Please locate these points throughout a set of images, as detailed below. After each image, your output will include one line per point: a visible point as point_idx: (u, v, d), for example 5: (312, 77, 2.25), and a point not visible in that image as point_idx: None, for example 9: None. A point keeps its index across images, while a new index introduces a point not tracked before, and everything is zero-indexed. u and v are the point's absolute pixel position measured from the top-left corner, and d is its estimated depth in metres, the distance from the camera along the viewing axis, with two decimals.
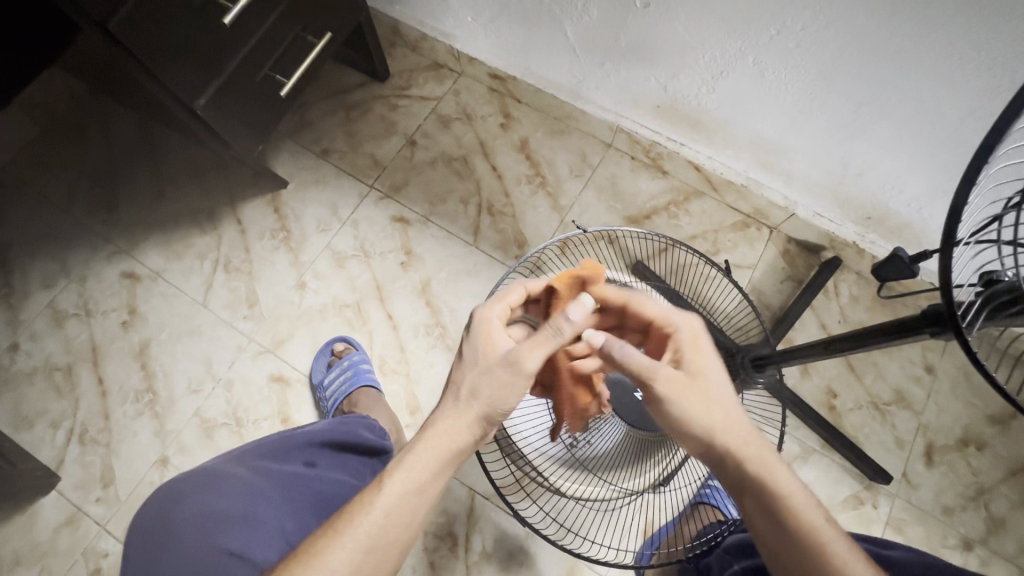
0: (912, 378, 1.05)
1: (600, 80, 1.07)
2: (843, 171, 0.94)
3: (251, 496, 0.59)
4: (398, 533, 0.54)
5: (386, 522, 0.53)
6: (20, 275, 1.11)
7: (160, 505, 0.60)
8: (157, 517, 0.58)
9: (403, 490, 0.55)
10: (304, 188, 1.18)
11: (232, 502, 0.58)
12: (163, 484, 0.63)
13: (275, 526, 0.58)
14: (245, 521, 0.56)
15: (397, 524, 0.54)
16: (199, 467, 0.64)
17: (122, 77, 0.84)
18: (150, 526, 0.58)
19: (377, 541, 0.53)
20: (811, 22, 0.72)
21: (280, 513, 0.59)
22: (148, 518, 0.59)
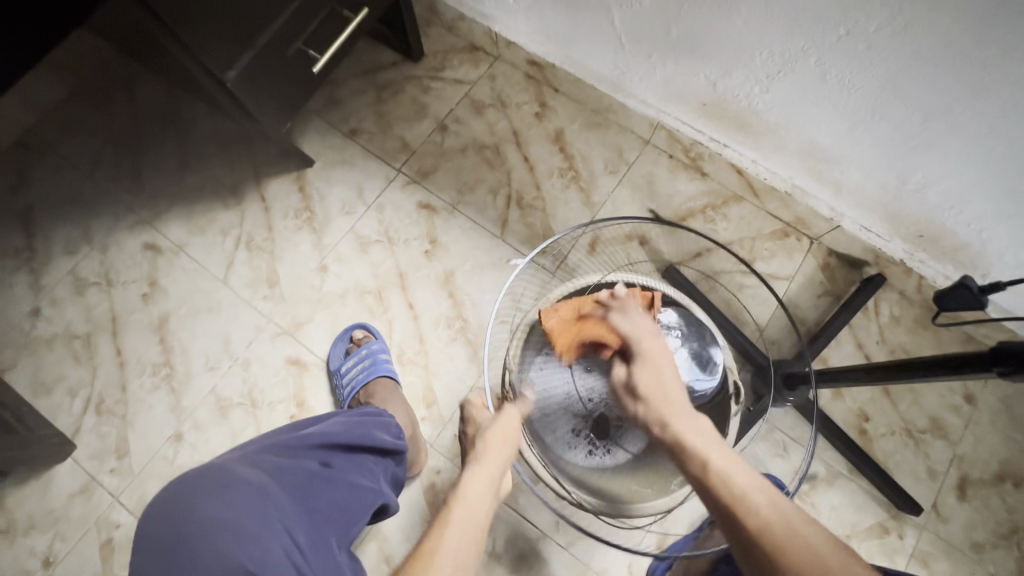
0: (950, 406, 1.00)
1: (645, 73, 1.01)
2: (899, 186, 0.89)
3: (268, 505, 0.53)
4: (478, 544, 0.59)
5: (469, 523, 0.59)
6: (43, 239, 1.10)
7: (159, 512, 0.52)
8: (158, 526, 0.50)
9: (475, 502, 0.63)
10: (330, 168, 1.15)
11: (248, 510, 0.51)
12: (157, 495, 0.54)
13: (290, 538, 0.53)
14: (262, 532, 0.50)
15: (475, 531, 0.59)
16: (197, 471, 0.57)
17: (151, 43, 0.81)
18: (149, 539, 0.50)
19: (464, 546, 0.57)
20: (887, 24, 0.66)
21: (294, 524, 0.55)
22: (148, 527, 0.51)
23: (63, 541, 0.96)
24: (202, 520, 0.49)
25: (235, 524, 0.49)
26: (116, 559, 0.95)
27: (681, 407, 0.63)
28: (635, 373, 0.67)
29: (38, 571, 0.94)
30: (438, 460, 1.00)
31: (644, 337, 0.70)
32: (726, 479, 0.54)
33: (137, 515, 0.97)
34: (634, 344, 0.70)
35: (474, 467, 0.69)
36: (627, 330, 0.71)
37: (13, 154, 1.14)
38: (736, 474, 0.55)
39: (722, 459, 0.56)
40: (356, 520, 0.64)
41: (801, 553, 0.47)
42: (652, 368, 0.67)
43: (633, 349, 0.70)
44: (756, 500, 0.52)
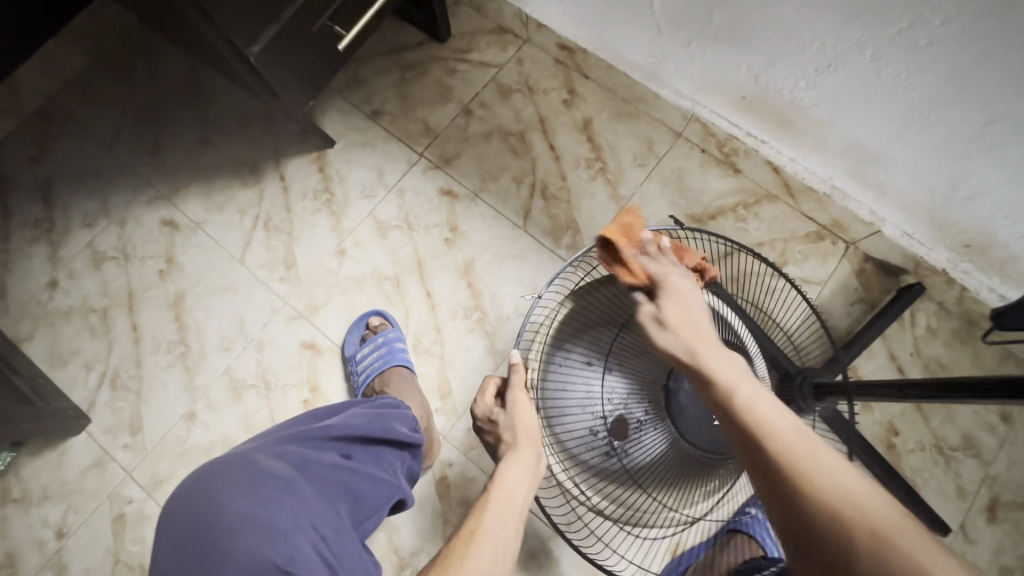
0: (985, 425, 0.96)
1: (682, 62, 0.97)
2: (949, 193, 0.84)
3: (294, 500, 0.52)
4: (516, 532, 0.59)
5: (509, 512, 0.60)
6: (63, 211, 1.10)
7: (187, 505, 0.51)
8: (189, 521, 0.50)
9: (513, 491, 0.64)
10: (351, 149, 1.12)
11: (275, 507, 0.51)
12: (178, 488, 0.54)
13: (317, 533, 0.52)
14: (289, 528, 0.50)
15: (515, 520, 0.60)
16: (216, 465, 0.56)
17: (174, 15, 0.79)
18: (178, 535, 0.49)
19: (506, 532, 0.58)
20: (955, 19, 0.61)
21: (321, 518, 0.53)
22: (178, 521, 0.50)
23: (76, 513, 0.96)
24: (231, 517, 0.49)
25: (264, 522, 0.49)
26: (126, 533, 0.95)
27: (705, 345, 0.59)
28: (660, 307, 0.64)
29: (51, 542, 0.95)
30: (451, 452, 0.99)
31: (669, 279, 0.67)
32: (751, 407, 0.49)
33: (149, 492, 0.97)
34: (662, 281, 0.67)
35: (508, 460, 0.69)
36: (655, 271, 0.68)
37: (34, 124, 1.13)
38: (762, 404, 0.49)
39: (751, 391, 0.51)
40: (373, 511, 0.62)
41: (815, 483, 0.41)
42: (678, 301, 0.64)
43: (658, 285, 0.67)
44: (783, 428, 0.46)
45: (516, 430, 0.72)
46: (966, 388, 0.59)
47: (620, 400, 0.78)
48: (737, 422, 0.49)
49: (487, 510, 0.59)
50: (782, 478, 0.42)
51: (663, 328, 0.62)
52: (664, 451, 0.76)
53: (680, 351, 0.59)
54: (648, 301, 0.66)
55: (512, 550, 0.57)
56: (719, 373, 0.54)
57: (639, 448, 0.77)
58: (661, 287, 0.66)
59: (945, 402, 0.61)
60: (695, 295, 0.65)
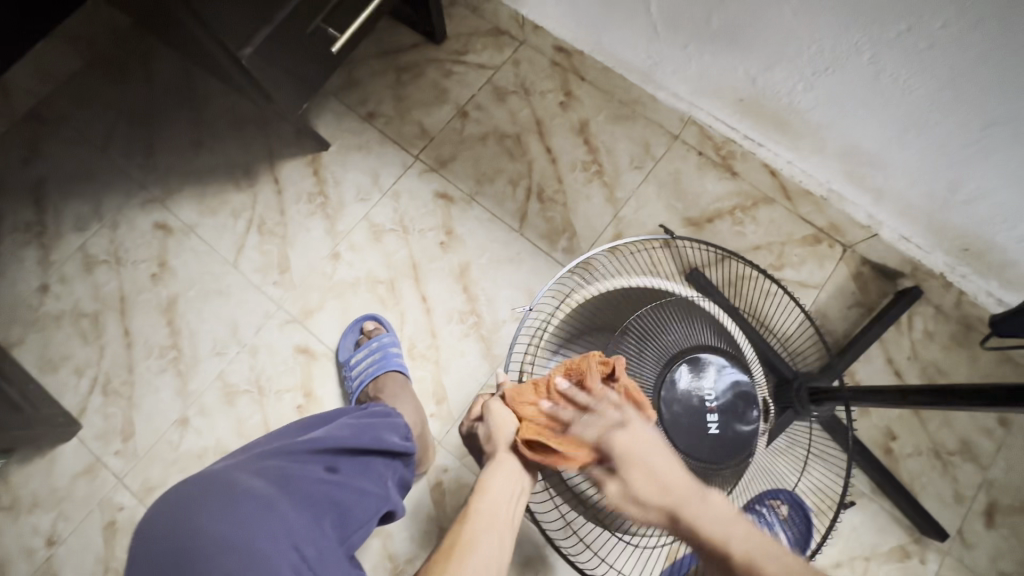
0: (983, 429, 0.96)
1: (679, 64, 0.96)
2: (947, 197, 0.83)
3: (275, 519, 0.52)
4: (503, 541, 0.58)
5: (492, 525, 0.58)
6: (53, 214, 1.08)
7: (166, 523, 0.50)
8: (165, 542, 0.49)
9: (496, 501, 0.61)
10: (346, 152, 1.11)
11: (255, 528, 0.50)
12: (155, 504, 0.54)
13: (298, 554, 0.51)
14: (268, 549, 0.49)
15: (502, 535, 0.59)
16: (196, 482, 0.55)
17: (166, 16, 0.78)
18: (154, 558, 0.48)
19: (489, 544, 0.57)
20: (956, 21, 0.60)
21: (302, 537, 0.53)
22: (153, 543, 0.49)
23: (67, 521, 0.95)
24: (208, 541, 0.48)
25: (243, 544, 0.48)
26: (118, 541, 0.94)
27: (686, 494, 0.50)
28: (626, 475, 0.55)
29: (40, 550, 0.94)
30: (446, 458, 0.98)
31: (612, 431, 0.60)
32: (752, 560, 0.42)
33: (141, 499, 0.96)
34: (606, 442, 0.59)
35: (490, 467, 0.66)
36: (595, 434, 0.61)
37: (25, 126, 1.11)
38: (763, 560, 0.42)
39: (748, 534, 0.44)
40: (359, 525, 0.62)
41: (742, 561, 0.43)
42: (637, 463, 0.55)
43: (608, 456, 0.58)
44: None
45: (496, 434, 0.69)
46: (963, 395, 0.58)
47: None
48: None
49: (470, 522, 0.58)
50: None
51: (637, 501, 0.53)
52: None
53: (658, 518, 0.50)
54: (610, 477, 0.57)
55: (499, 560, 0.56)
56: (703, 519, 0.47)
57: None
58: (612, 456, 0.58)
59: (945, 408, 0.60)
60: (643, 435, 0.58)
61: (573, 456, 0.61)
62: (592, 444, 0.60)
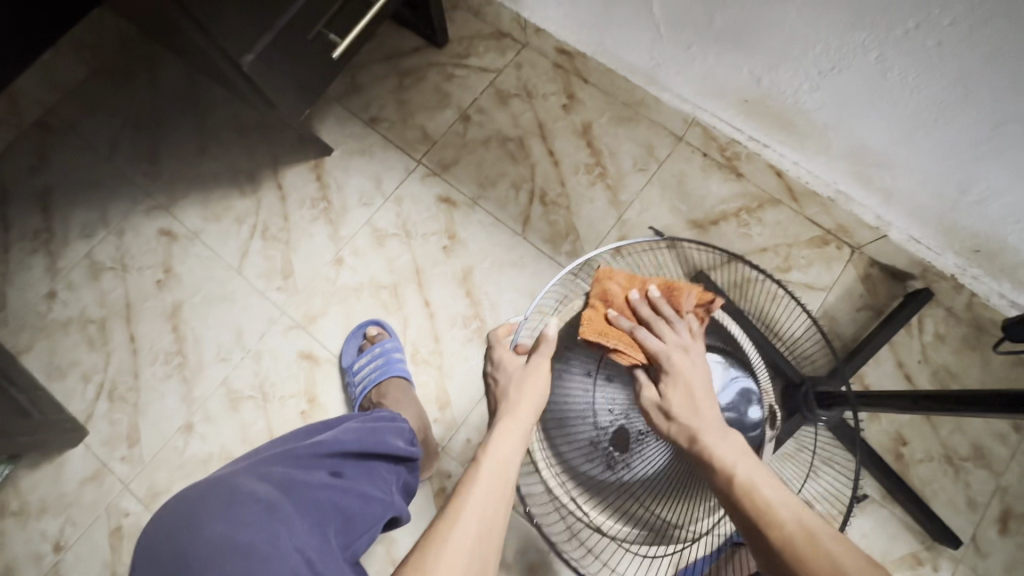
0: (996, 434, 0.94)
1: (682, 65, 0.95)
2: (957, 197, 0.82)
3: (278, 523, 0.52)
4: (505, 510, 0.57)
5: (496, 491, 0.57)
6: (61, 222, 1.09)
7: (169, 528, 0.50)
8: (166, 545, 0.49)
9: (505, 465, 0.61)
10: (349, 157, 1.11)
11: (256, 532, 0.50)
12: (160, 510, 0.54)
13: (301, 557, 0.51)
14: (270, 553, 0.49)
15: (501, 499, 0.58)
16: (201, 487, 0.55)
17: (170, 25, 0.78)
18: (156, 559, 0.49)
19: (492, 511, 0.56)
20: (964, 19, 0.59)
21: (306, 541, 0.53)
22: (155, 545, 0.50)
23: (74, 526, 0.96)
24: (210, 543, 0.48)
25: (244, 548, 0.48)
26: (124, 546, 0.95)
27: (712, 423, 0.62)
28: (665, 395, 0.66)
29: (48, 556, 0.95)
30: (450, 464, 0.97)
31: (669, 350, 0.68)
32: (751, 490, 0.54)
33: (147, 505, 0.96)
34: (660, 359, 0.68)
35: (505, 426, 0.66)
36: (656, 345, 0.69)
37: (33, 134, 1.12)
38: (761, 483, 0.55)
39: (750, 472, 0.56)
40: (365, 530, 0.62)
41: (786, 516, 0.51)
42: (681, 386, 0.66)
43: (661, 366, 0.68)
44: (783, 514, 0.52)
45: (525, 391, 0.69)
46: (977, 399, 0.56)
47: (621, 412, 0.77)
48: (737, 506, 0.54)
49: (474, 487, 0.57)
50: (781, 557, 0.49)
51: (670, 419, 0.64)
52: (666, 461, 0.76)
53: (682, 439, 0.63)
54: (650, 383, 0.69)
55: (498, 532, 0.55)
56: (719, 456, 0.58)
57: (642, 459, 0.77)
58: (662, 369, 0.68)
59: (957, 415, 0.59)
60: (695, 367, 0.67)
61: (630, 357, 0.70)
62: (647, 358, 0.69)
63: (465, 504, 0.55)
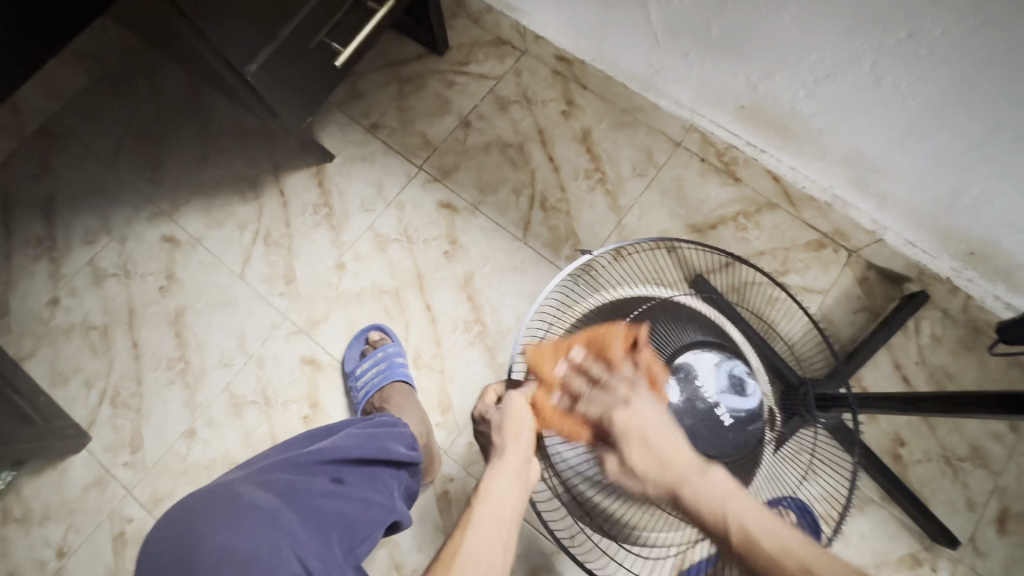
0: (993, 434, 0.95)
1: (680, 72, 0.97)
2: (951, 202, 0.83)
3: (278, 531, 0.52)
4: (503, 547, 0.59)
5: (491, 532, 0.58)
6: (64, 229, 1.10)
7: (171, 536, 0.51)
8: (168, 554, 0.50)
9: (500, 503, 0.61)
10: (350, 163, 1.12)
11: (259, 540, 0.50)
12: (162, 518, 0.54)
13: (302, 564, 0.52)
14: (269, 562, 0.49)
15: (501, 540, 0.59)
16: (203, 495, 0.56)
17: (173, 35, 0.79)
18: (161, 567, 0.49)
19: (487, 556, 0.57)
20: (955, 28, 0.61)
21: (306, 548, 0.53)
22: (159, 553, 0.50)
23: (77, 532, 0.96)
24: (212, 551, 0.49)
25: (246, 556, 0.49)
26: (127, 552, 0.95)
27: (687, 469, 0.57)
28: (623, 453, 0.61)
29: (51, 562, 0.95)
30: (452, 467, 0.98)
31: (614, 408, 0.64)
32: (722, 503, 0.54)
33: (150, 510, 0.97)
34: (606, 419, 0.65)
35: (496, 465, 0.65)
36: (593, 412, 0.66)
37: (36, 142, 1.13)
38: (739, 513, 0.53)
39: (732, 498, 0.54)
40: (365, 536, 0.62)
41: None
42: (640, 442, 0.60)
43: (607, 429, 0.64)
44: (763, 536, 0.51)
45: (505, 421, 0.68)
46: (976, 400, 0.57)
47: None
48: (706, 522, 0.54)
49: (469, 529, 0.58)
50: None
51: (636, 476, 0.60)
52: None
53: (660, 494, 0.58)
54: (610, 452, 0.63)
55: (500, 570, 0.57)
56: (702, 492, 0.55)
57: None
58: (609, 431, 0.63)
59: (953, 416, 0.60)
60: (645, 410, 0.63)
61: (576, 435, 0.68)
62: (595, 420, 0.66)
63: (461, 541, 0.57)
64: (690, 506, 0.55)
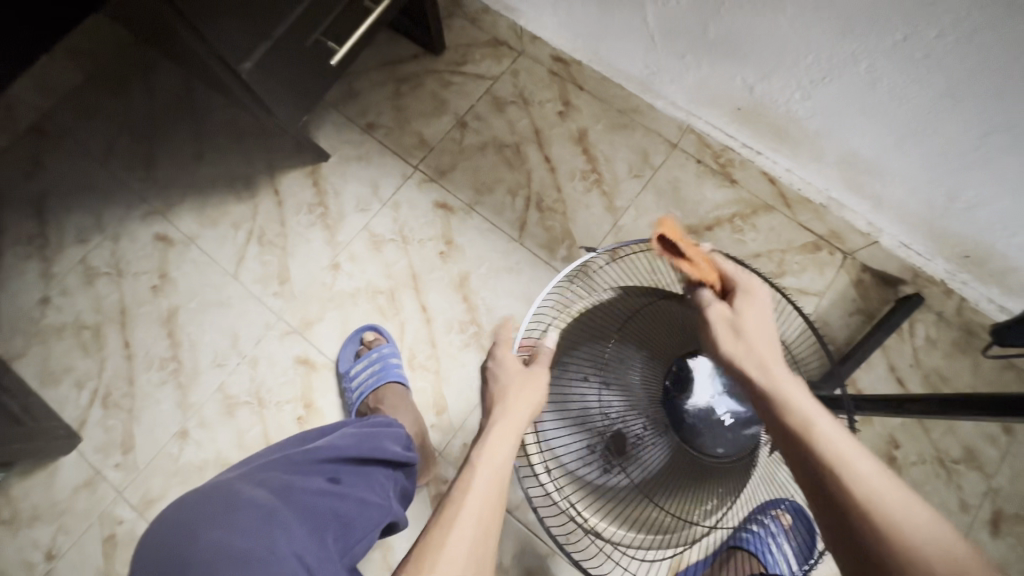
0: (986, 437, 0.95)
1: (676, 73, 0.97)
2: (946, 204, 0.84)
3: (277, 529, 0.52)
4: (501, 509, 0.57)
5: (489, 494, 0.56)
6: (55, 227, 1.09)
7: (167, 537, 0.50)
8: (164, 552, 0.49)
9: (499, 464, 0.60)
10: (346, 163, 1.12)
11: (256, 537, 0.50)
12: (157, 519, 0.54)
13: (300, 563, 0.51)
14: (268, 560, 0.49)
15: (499, 502, 0.57)
16: (199, 494, 0.55)
17: (167, 32, 0.79)
18: (156, 565, 0.49)
19: (487, 515, 0.55)
20: (951, 31, 0.61)
21: (305, 547, 0.53)
22: (155, 551, 0.50)
23: (67, 534, 0.95)
24: (209, 550, 0.48)
25: (243, 553, 0.48)
26: (118, 553, 0.94)
27: (775, 360, 0.57)
28: (738, 311, 0.62)
29: (41, 564, 0.94)
30: (447, 468, 0.97)
31: (755, 285, 0.64)
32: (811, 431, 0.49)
33: (141, 512, 0.96)
34: (741, 284, 0.64)
35: (498, 424, 0.64)
36: (725, 270, 0.66)
37: (28, 139, 1.12)
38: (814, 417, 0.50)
39: (825, 423, 0.49)
40: (362, 536, 0.62)
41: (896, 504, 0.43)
42: (758, 311, 0.62)
43: (736, 289, 0.64)
44: (861, 467, 0.45)
45: (508, 384, 0.69)
46: (968, 402, 0.57)
47: (617, 415, 0.76)
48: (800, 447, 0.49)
49: (470, 491, 0.56)
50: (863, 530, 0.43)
51: (739, 336, 0.60)
52: (665, 462, 0.72)
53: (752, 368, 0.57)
54: (720, 302, 0.63)
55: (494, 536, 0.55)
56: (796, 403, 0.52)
57: (640, 464, 0.74)
58: (733, 296, 0.64)
59: (946, 417, 0.60)
60: (767, 311, 0.62)
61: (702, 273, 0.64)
62: (727, 277, 0.65)
63: (459, 507, 0.54)
64: (786, 428, 0.50)
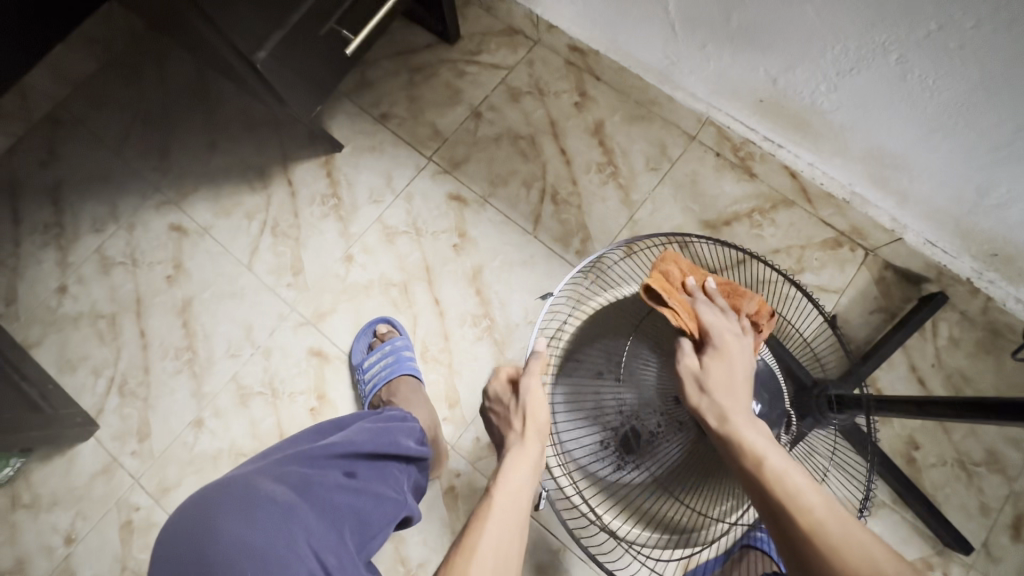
0: (1009, 439, 0.93)
1: (696, 64, 0.94)
2: (976, 201, 0.81)
3: (293, 527, 0.52)
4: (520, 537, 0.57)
5: (511, 524, 0.56)
6: (72, 216, 1.09)
7: (188, 530, 0.51)
8: (184, 548, 0.50)
9: (517, 493, 0.60)
10: (359, 154, 1.11)
11: (274, 536, 0.50)
12: (176, 511, 0.54)
13: (318, 561, 0.51)
14: (286, 557, 0.49)
15: (518, 529, 0.57)
16: (217, 487, 0.55)
17: (180, 19, 0.78)
18: (177, 558, 0.49)
19: (508, 542, 0.55)
20: (989, 21, 0.58)
21: (322, 544, 0.53)
22: (175, 545, 0.50)
23: (84, 520, 0.96)
24: (227, 547, 0.48)
25: (261, 551, 0.49)
26: (134, 540, 0.95)
27: (737, 410, 0.59)
28: (709, 366, 0.63)
29: (59, 548, 0.95)
30: (459, 463, 0.97)
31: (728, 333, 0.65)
32: (782, 479, 0.51)
33: (157, 499, 0.97)
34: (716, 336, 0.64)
35: (512, 457, 0.64)
36: (708, 320, 0.66)
37: (44, 128, 1.12)
38: (795, 478, 0.51)
39: (782, 462, 0.53)
40: (377, 533, 0.62)
41: (832, 530, 0.46)
42: (725, 362, 0.63)
43: (710, 340, 0.64)
44: (809, 498, 0.49)
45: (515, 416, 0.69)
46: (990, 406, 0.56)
47: (633, 413, 0.75)
48: (769, 504, 0.50)
49: (487, 522, 0.55)
50: (812, 553, 0.46)
51: (704, 393, 0.61)
52: (679, 455, 0.73)
53: (710, 419, 0.60)
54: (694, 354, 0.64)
55: (516, 558, 0.55)
56: (750, 444, 0.55)
57: (654, 460, 0.75)
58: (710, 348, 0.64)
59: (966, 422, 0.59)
60: (744, 359, 0.64)
61: (682, 323, 0.65)
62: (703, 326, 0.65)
63: (479, 534, 0.54)
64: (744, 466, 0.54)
